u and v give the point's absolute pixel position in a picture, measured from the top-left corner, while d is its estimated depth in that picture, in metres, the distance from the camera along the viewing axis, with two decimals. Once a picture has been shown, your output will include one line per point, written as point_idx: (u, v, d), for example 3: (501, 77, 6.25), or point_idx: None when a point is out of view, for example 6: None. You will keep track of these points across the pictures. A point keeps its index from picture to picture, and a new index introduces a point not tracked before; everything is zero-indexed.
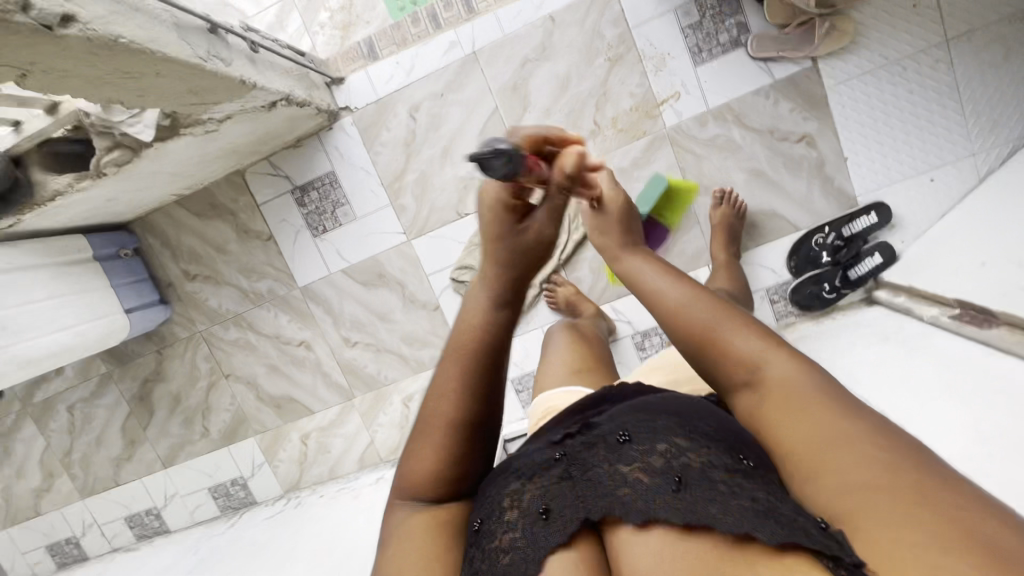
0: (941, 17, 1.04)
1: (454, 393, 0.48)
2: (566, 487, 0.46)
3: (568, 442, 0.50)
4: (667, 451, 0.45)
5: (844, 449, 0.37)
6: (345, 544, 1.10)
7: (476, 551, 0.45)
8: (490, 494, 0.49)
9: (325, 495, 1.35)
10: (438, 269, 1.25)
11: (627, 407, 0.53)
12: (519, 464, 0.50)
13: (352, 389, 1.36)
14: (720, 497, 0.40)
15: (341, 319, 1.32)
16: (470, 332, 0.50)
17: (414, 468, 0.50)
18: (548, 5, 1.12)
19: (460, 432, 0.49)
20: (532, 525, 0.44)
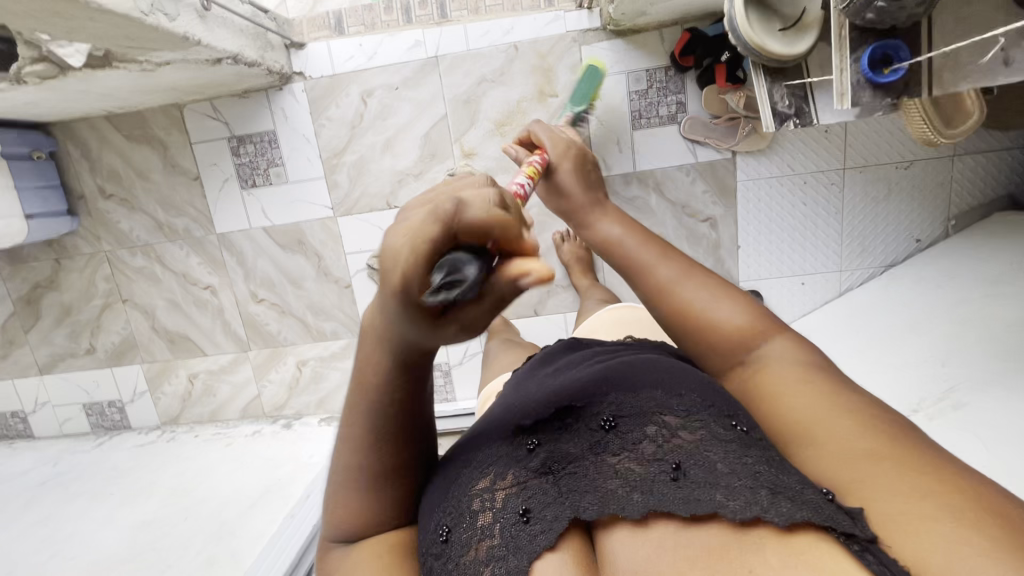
0: (844, 146, 1.17)
1: (362, 447, 0.48)
2: (550, 483, 0.47)
3: (541, 431, 0.50)
4: (657, 437, 0.46)
5: (834, 424, 0.44)
6: (205, 486, 1.16)
7: (450, 559, 0.45)
8: (458, 493, 0.49)
9: (199, 436, 1.42)
10: (357, 250, 1.32)
11: (608, 387, 0.53)
12: (489, 457, 0.50)
13: (249, 342, 1.41)
14: (722, 479, 0.41)
15: (253, 275, 1.35)
16: (369, 379, 0.46)
17: (340, 507, 0.50)
18: (516, 33, 1.16)
19: (371, 477, 0.49)
20: (511, 529, 0.44)
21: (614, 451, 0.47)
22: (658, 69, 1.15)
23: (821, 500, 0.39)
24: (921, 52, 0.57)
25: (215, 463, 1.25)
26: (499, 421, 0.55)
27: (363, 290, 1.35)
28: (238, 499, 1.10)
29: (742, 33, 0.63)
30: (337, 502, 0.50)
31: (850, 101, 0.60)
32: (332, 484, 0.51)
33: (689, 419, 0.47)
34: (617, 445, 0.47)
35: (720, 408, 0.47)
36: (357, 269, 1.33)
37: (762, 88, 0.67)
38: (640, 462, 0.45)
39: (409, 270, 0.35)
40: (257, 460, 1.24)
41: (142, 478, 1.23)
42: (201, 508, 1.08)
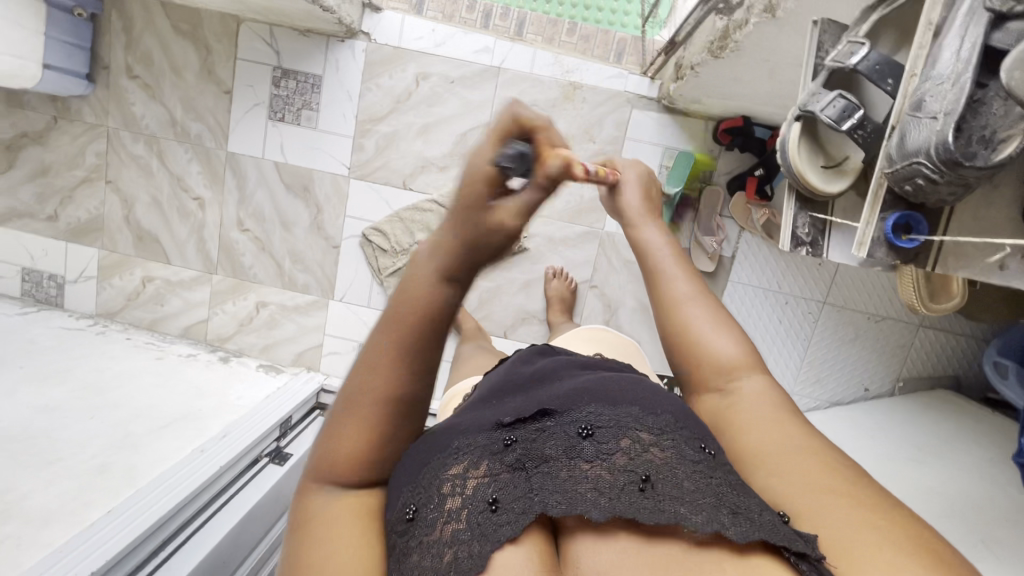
0: (830, 283, 1.26)
1: (388, 366, 0.45)
2: (519, 478, 0.45)
3: (519, 428, 0.49)
4: (630, 448, 0.46)
5: (792, 453, 0.45)
6: (120, 389, 1.11)
7: (413, 538, 0.43)
8: (422, 473, 0.47)
9: (131, 339, 1.36)
10: (357, 216, 1.32)
11: (587, 394, 0.53)
12: (460, 444, 0.48)
13: (217, 265, 1.38)
14: (687, 495, 0.42)
15: (247, 203, 1.34)
16: (415, 313, 0.45)
17: (336, 450, 0.46)
18: (578, 75, 1.21)
19: (392, 406, 0.46)
20: (478, 517, 0.43)
21: (587, 456, 0.46)
22: (693, 155, 1.22)
23: (778, 522, 0.40)
24: (937, 233, 0.59)
25: (139, 372, 1.20)
26: (474, 417, 0.54)
27: (349, 256, 1.34)
28: (152, 416, 1.05)
29: (792, 156, 0.66)
30: (335, 443, 0.46)
31: (864, 254, 0.60)
32: (335, 421, 0.47)
33: (662, 434, 0.47)
34: (592, 449, 0.46)
35: (689, 431, 0.49)
36: (350, 234, 1.33)
37: (790, 211, 0.69)
38: (608, 470, 0.45)
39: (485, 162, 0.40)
40: (183, 381, 1.20)
41: (59, 360, 1.17)
42: (110, 409, 1.03)
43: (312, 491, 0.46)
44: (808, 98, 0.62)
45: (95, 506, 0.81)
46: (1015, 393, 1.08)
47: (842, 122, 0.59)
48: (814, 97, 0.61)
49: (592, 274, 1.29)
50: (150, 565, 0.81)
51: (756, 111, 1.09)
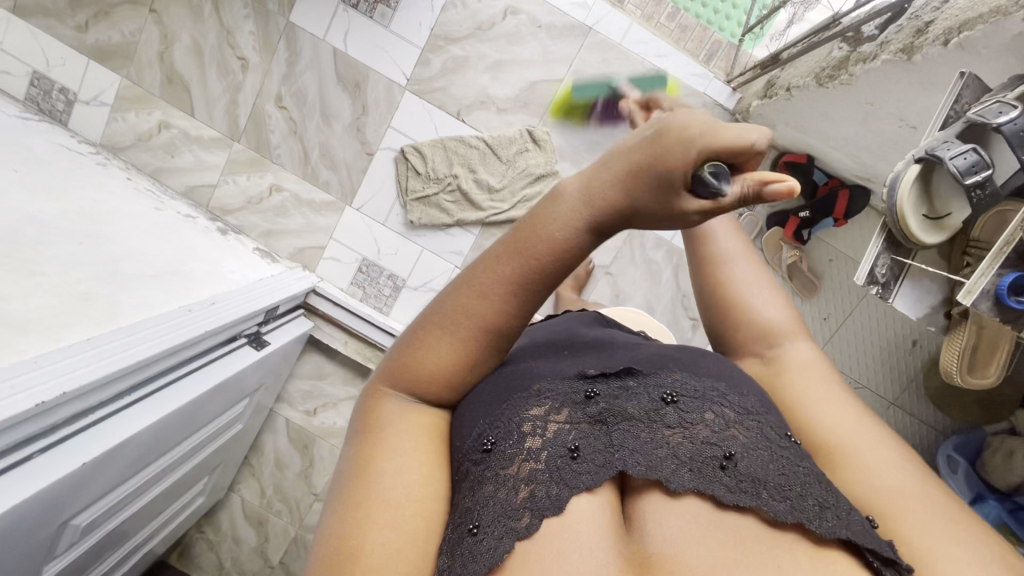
0: (827, 338, 1.29)
1: (494, 296, 0.45)
2: (597, 431, 0.47)
3: (600, 382, 0.51)
4: (715, 422, 0.47)
5: (874, 446, 0.49)
6: (113, 223, 1.05)
7: (490, 468, 0.45)
8: (505, 411, 0.48)
9: (132, 179, 1.27)
10: (401, 130, 1.27)
11: (672, 362, 0.53)
12: (544, 387, 0.50)
13: (242, 134, 1.31)
14: (770, 480, 0.44)
15: (293, 81, 1.27)
16: (550, 246, 0.43)
17: (413, 364, 0.48)
18: (664, 62, 1.19)
19: (484, 333, 0.46)
20: (557, 461, 0.45)
21: (669, 423, 0.47)
22: None
23: (865, 526, 0.42)
24: None
25: (137, 215, 1.14)
26: (551, 363, 0.55)
27: (379, 167, 1.29)
28: (143, 261, 1.00)
29: (899, 196, 0.66)
30: (416, 357, 0.48)
31: (970, 299, 0.64)
32: (423, 334, 0.48)
33: (749, 415, 0.49)
34: (675, 416, 0.48)
35: (771, 418, 0.50)
36: (387, 145, 1.28)
37: (875, 248, 0.72)
38: (691, 441, 0.46)
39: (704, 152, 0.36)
40: (178, 237, 1.15)
41: (54, 173, 1.09)
42: (101, 239, 0.98)
43: (384, 392, 0.49)
44: (938, 144, 0.62)
45: (74, 330, 0.76)
46: (959, 487, 1.14)
47: (965, 176, 0.60)
48: (944, 144, 0.62)
49: (611, 260, 1.29)
50: (111, 408, 0.78)
51: (826, 155, 1.09)
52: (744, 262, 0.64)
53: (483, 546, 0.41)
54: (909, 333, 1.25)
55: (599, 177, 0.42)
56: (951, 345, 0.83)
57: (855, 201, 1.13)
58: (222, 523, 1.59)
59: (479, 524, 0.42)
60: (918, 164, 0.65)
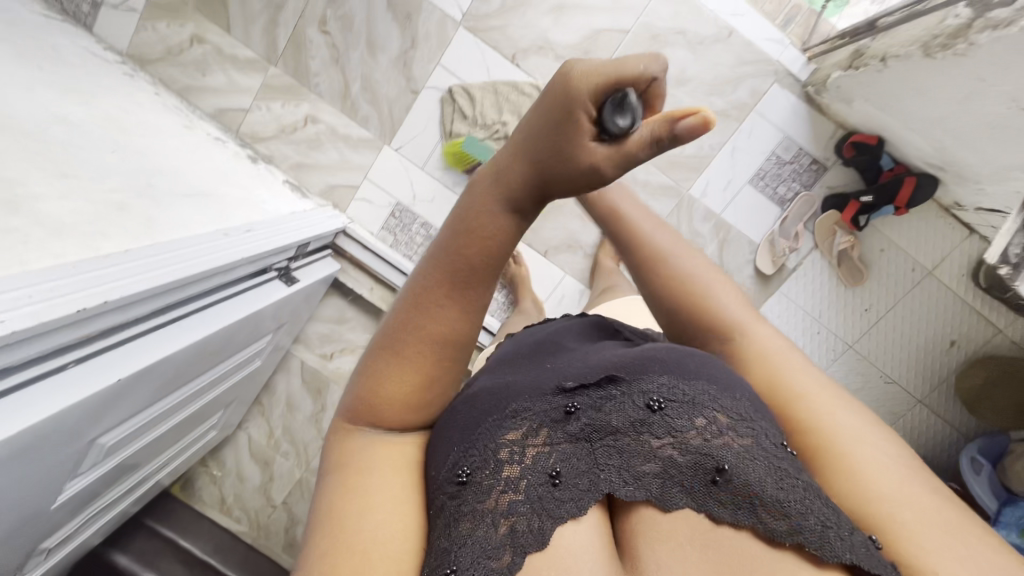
0: (865, 330, 1.25)
1: (432, 304, 0.47)
2: (583, 451, 0.45)
3: (580, 395, 0.48)
4: (706, 429, 0.44)
5: (864, 446, 0.46)
6: (142, 136, 0.98)
7: (464, 503, 0.42)
8: (480, 432, 0.46)
9: (159, 94, 1.19)
10: (450, 70, 1.20)
11: (655, 364, 0.50)
12: (518, 404, 0.47)
13: (280, 57, 1.23)
14: (768, 496, 0.41)
15: (339, 4, 1.19)
16: (486, 239, 0.45)
17: (372, 397, 0.48)
18: (739, 21, 1.11)
19: (433, 340, 0.47)
20: (539, 490, 0.42)
21: (657, 435, 0.44)
22: (809, 155, 1.17)
23: (869, 546, 0.40)
24: None
25: (167, 131, 1.07)
26: (528, 375, 0.52)
27: (424, 108, 1.23)
28: (174, 179, 0.94)
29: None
30: (373, 388, 0.48)
31: None
32: (377, 364, 0.49)
33: (742, 421, 0.45)
34: (662, 429, 0.45)
35: (767, 425, 0.46)
36: (433, 84, 1.21)
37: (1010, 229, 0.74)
38: (680, 454, 0.43)
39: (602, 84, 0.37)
40: (208, 160, 1.09)
41: (81, 75, 1.02)
42: (131, 151, 0.91)
43: (347, 438, 0.48)
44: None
45: (110, 240, 0.71)
46: (986, 491, 1.15)
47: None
48: None
49: None
50: (145, 326, 0.73)
51: (899, 137, 1.04)
52: (658, 232, 0.62)
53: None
54: (947, 332, 1.22)
55: (494, 184, 0.45)
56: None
57: (920, 190, 1.09)
58: (228, 459, 1.58)
59: (456, 568, 0.39)
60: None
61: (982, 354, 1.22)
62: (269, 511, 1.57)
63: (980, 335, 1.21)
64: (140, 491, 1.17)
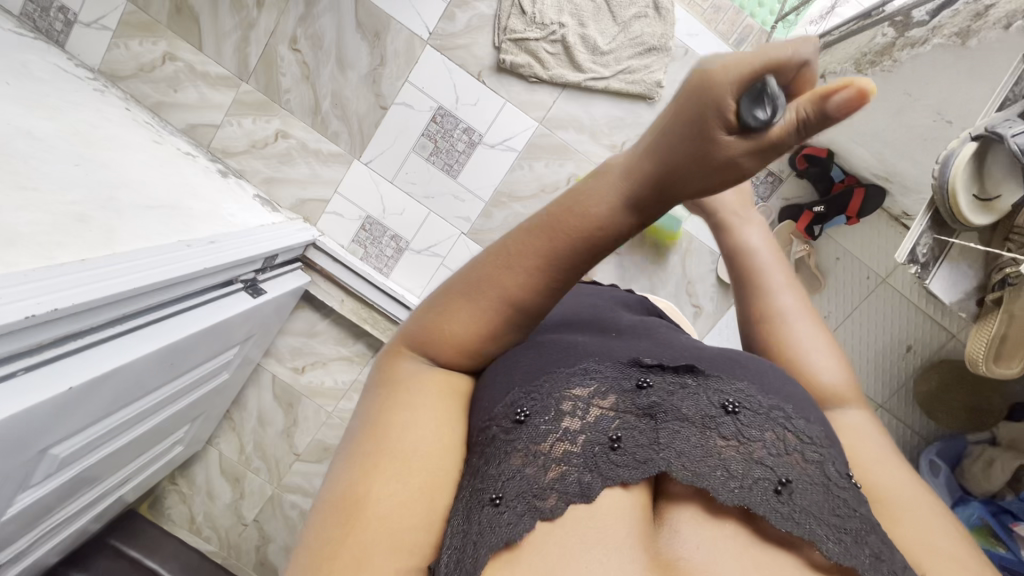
0: None
1: (519, 267, 0.41)
2: (643, 425, 0.44)
3: (655, 373, 0.47)
4: (773, 442, 0.43)
5: (918, 506, 0.45)
6: (106, 148, 0.99)
7: (518, 439, 0.42)
8: (542, 376, 0.45)
9: (129, 109, 1.20)
10: (420, 86, 1.23)
11: (739, 369, 0.49)
12: (589, 365, 0.46)
13: (252, 74, 1.26)
14: (825, 515, 0.40)
15: (310, 23, 1.22)
16: (587, 220, 0.38)
17: (435, 330, 0.45)
18: (694, 41, 1.17)
19: (504, 309, 0.42)
20: (595, 448, 0.42)
21: (725, 434, 0.43)
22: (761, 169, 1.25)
23: None
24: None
25: (135, 145, 1.08)
26: (602, 341, 0.51)
27: (394, 123, 1.25)
28: (139, 192, 0.95)
29: (954, 172, 0.67)
30: (439, 322, 0.45)
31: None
32: (449, 302, 0.45)
33: (812, 445, 0.44)
34: (731, 430, 0.44)
35: (835, 454, 0.45)
36: (402, 100, 1.24)
37: (919, 227, 0.75)
38: (746, 456, 0.42)
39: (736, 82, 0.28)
40: (176, 173, 1.10)
41: (48, 89, 1.03)
42: (93, 163, 0.91)
43: (401, 357, 0.47)
44: (1000, 122, 0.63)
45: (67, 250, 0.72)
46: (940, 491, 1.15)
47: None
48: (1006, 122, 0.63)
49: None
50: (101, 336, 0.74)
51: (848, 150, 1.09)
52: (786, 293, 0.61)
53: (503, 519, 0.38)
54: (902, 337, 1.25)
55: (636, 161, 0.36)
56: (978, 335, 0.78)
57: (870, 200, 1.14)
58: (198, 477, 1.55)
59: (501, 496, 0.40)
60: (975, 142, 0.66)
61: (938, 358, 1.24)
62: (240, 529, 1.55)
63: (934, 340, 1.23)
64: (100, 508, 1.15)
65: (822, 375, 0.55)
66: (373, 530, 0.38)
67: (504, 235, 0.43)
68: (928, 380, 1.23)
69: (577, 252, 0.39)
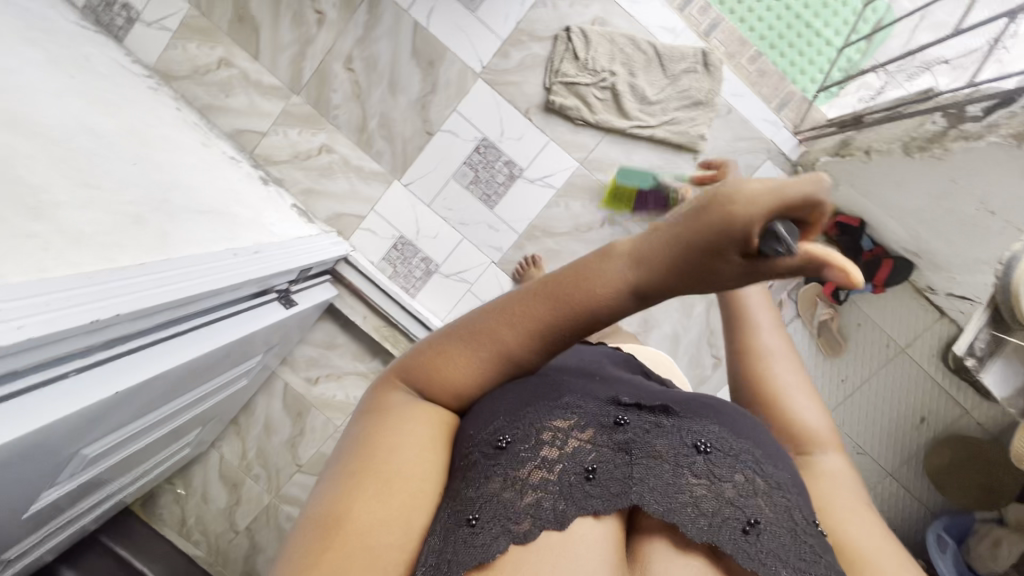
0: (841, 399, 1.30)
1: (522, 325, 0.42)
2: (620, 459, 0.45)
3: (633, 412, 0.49)
4: (744, 486, 0.45)
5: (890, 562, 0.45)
6: (160, 149, 1.00)
7: (499, 466, 0.44)
8: (527, 411, 0.47)
9: (180, 110, 1.22)
10: (467, 117, 1.26)
11: (715, 413, 0.50)
12: (571, 402, 0.48)
13: (304, 87, 1.29)
14: (790, 560, 0.42)
15: (367, 45, 1.25)
16: (587, 283, 0.40)
17: (428, 367, 0.46)
18: (739, 101, 1.21)
19: (503, 358, 0.44)
20: (571, 479, 0.44)
21: (695, 472, 0.45)
22: None
23: None
24: None
25: (185, 147, 1.10)
26: (585, 379, 0.53)
27: (437, 149, 1.28)
28: (189, 196, 0.96)
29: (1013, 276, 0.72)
30: (433, 359, 0.46)
31: None
32: (446, 341, 0.46)
33: (781, 490, 0.46)
34: (701, 469, 0.45)
35: (804, 502, 0.47)
36: (448, 128, 1.27)
37: (977, 322, 0.81)
38: (714, 495, 0.44)
39: (760, 210, 0.31)
40: (221, 178, 1.11)
41: (107, 85, 1.04)
42: (149, 165, 0.93)
43: (393, 387, 0.48)
44: None
45: (127, 253, 0.72)
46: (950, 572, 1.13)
47: None
48: None
49: None
50: (145, 340, 0.74)
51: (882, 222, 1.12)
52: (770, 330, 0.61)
53: (479, 541, 0.41)
54: (918, 409, 1.27)
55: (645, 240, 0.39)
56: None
57: (897, 272, 1.17)
58: (195, 479, 1.53)
59: (478, 517, 0.42)
60: None
61: (950, 434, 1.26)
62: (229, 536, 1.52)
63: (947, 414, 1.26)
64: (101, 508, 1.13)
65: (805, 424, 0.56)
66: (350, 546, 0.39)
67: (515, 288, 0.44)
68: (941, 454, 1.24)
69: (577, 318, 0.41)
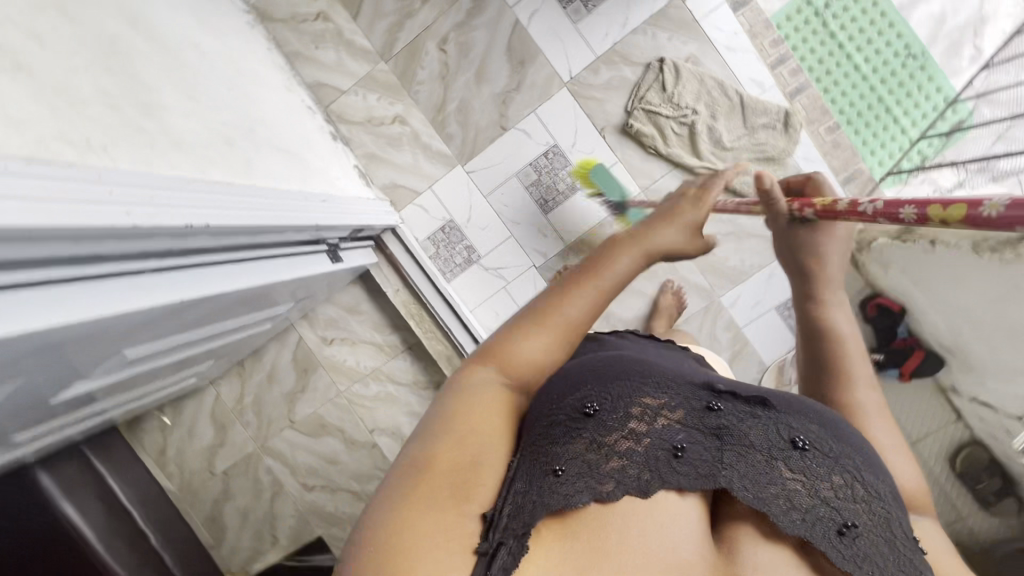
0: None
1: (578, 300, 0.52)
2: (712, 444, 0.48)
3: (728, 401, 0.51)
4: (839, 486, 0.48)
5: None
6: (251, 82, 1.02)
7: (586, 432, 0.48)
8: (617, 388, 0.51)
9: (270, 50, 1.24)
10: (543, 121, 1.28)
11: (812, 410, 0.53)
12: (662, 385, 0.52)
13: (393, 57, 1.31)
14: (880, 563, 0.45)
15: (465, 31, 1.28)
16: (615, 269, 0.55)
17: (510, 351, 0.50)
18: (807, 167, 1.23)
19: (563, 334, 0.52)
20: (659, 453, 0.47)
21: (791, 466, 0.48)
22: None
23: None
24: None
25: (271, 86, 1.11)
26: (674, 368, 0.56)
27: (506, 145, 1.29)
28: (271, 132, 0.97)
29: None
30: (512, 340, 0.51)
31: None
32: (523, 325, 0.52)
33: (880, 500, 0.49)
34: (797, 465, 0.48)
35: (898, 513, 0.50)
36: (523, 128, 1.29)
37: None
38: (808, 491, 0.47)
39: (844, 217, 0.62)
40: (298, 124, 1.12)
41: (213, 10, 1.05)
42: (242, 93, 0.94)
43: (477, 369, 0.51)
44: None
45: (216, 170, 0.73)
46: None
47: None
48: None
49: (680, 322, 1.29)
50: (221, 256, 0.76)
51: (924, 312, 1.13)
52: (867, 388, 0.62)
53: (564, 489, 0.44)
54: None
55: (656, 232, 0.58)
56: None
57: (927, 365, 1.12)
58: (186, 412, 1.51)
59: (564, 468, 0.45)
60: None
61: None
62: (206, 476, 1.50)
63: None
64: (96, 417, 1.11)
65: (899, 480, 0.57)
66: (434, 491, 0.41)
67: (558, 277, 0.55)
68: None
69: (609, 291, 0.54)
